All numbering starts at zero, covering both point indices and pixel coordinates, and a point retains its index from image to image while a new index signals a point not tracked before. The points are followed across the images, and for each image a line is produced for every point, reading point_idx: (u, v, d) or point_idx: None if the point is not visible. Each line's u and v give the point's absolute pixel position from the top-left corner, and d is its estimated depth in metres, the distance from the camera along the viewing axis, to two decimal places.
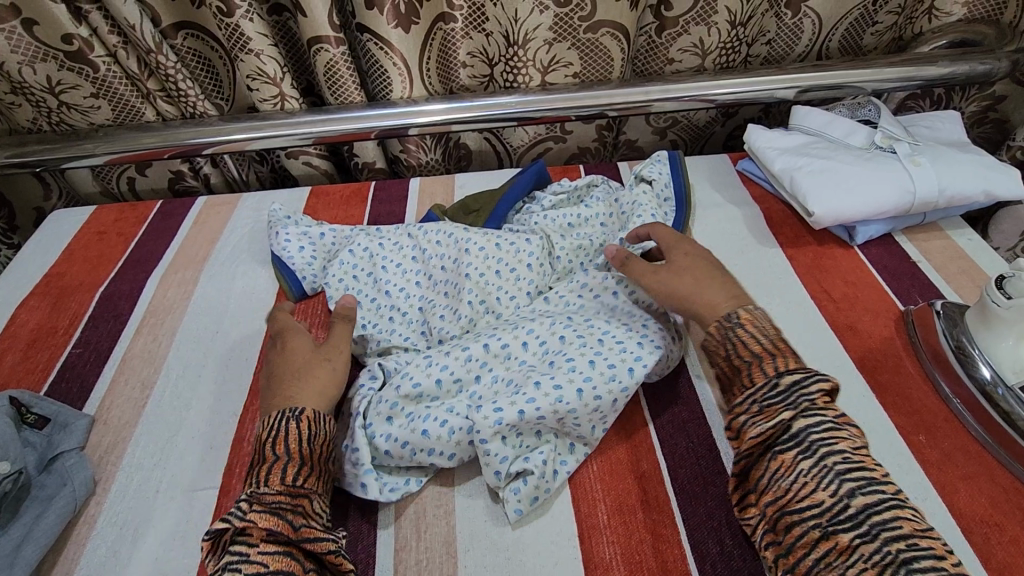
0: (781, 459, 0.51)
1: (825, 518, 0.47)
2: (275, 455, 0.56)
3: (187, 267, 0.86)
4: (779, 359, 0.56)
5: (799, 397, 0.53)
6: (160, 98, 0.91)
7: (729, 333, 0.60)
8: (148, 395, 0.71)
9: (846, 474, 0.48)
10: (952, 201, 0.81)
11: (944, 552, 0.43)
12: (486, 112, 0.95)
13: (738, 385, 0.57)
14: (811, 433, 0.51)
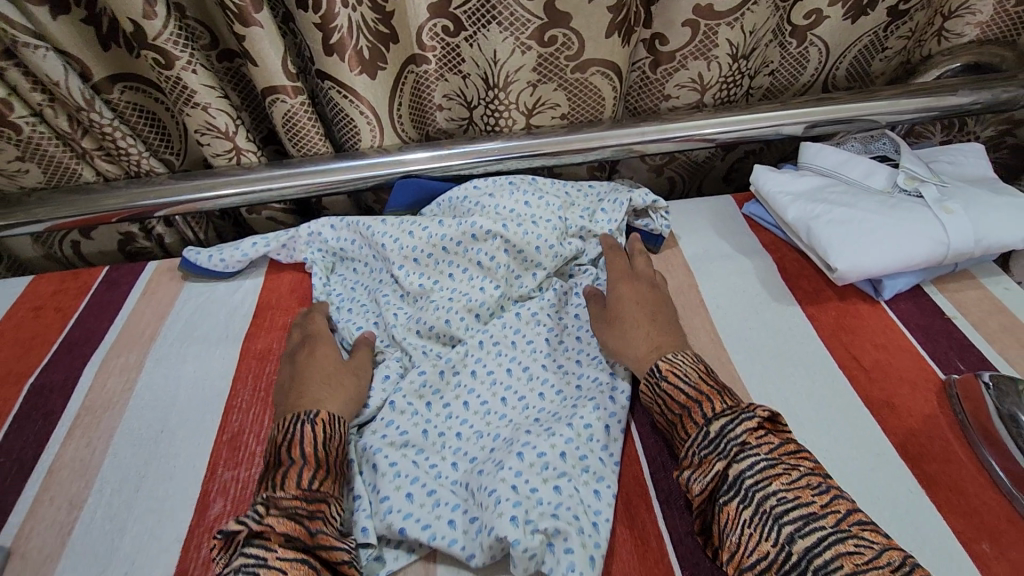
0: (728, 514, 0.52)
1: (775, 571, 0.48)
2: (292, 459, 0.57)
3: (132, 348, 0.76)
4: (706, 406, 0.57)
5: (729, 444, 0.54)
6: (98, 158, 0.81)
7: (658, 390, 0.62)
8: (77, 517, 0.60)
9: (784, 517, 0.49)
10: (988, 250, 0.72)
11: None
12: (466, 160, 0.85)
13: (679, 435, 0.59)
14: (748, 480, 0.52)
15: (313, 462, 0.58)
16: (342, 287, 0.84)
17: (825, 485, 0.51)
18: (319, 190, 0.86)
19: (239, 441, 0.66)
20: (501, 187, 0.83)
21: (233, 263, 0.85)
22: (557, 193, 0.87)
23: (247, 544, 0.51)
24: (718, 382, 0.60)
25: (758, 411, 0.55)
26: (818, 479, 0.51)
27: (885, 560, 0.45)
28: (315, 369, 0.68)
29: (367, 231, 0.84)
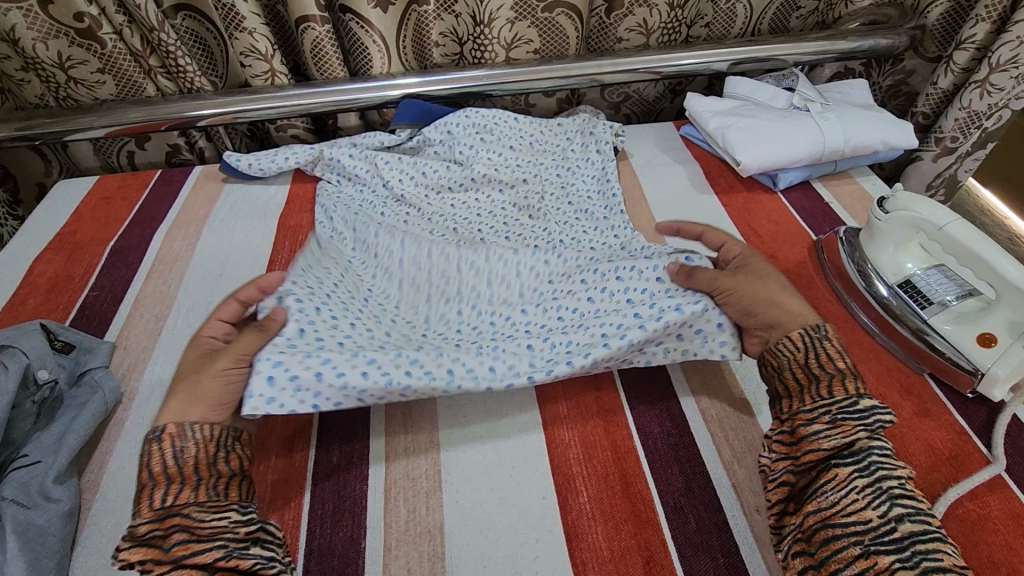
0: (837, 474, 0.52)
1: (867, 538, 0.48)
2: (144, 483, 0.53)
3: (190, 223, 0.96)
4: (857, 385, 0.58)
5: (874, 422, 0.55)
6: (160, 74, 1.01)
7: (815, 344, 0.61)
8: (162, 326, 0.79)
9: (899, 499, 0.50)
10: (856, 151, 0.94)
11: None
12: (456, 84, 1.06)
13: (810, 395, 0.59)
14: (875, 457, 0.53)
15: (162, 477, 0.53)
16: (347, 192, 0.96)
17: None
18: (334, 107, 1.06)
19: None
20: (478, 124, 1.03)
21: (270, 171, 1.02)
22: (536, 136, 1.05)
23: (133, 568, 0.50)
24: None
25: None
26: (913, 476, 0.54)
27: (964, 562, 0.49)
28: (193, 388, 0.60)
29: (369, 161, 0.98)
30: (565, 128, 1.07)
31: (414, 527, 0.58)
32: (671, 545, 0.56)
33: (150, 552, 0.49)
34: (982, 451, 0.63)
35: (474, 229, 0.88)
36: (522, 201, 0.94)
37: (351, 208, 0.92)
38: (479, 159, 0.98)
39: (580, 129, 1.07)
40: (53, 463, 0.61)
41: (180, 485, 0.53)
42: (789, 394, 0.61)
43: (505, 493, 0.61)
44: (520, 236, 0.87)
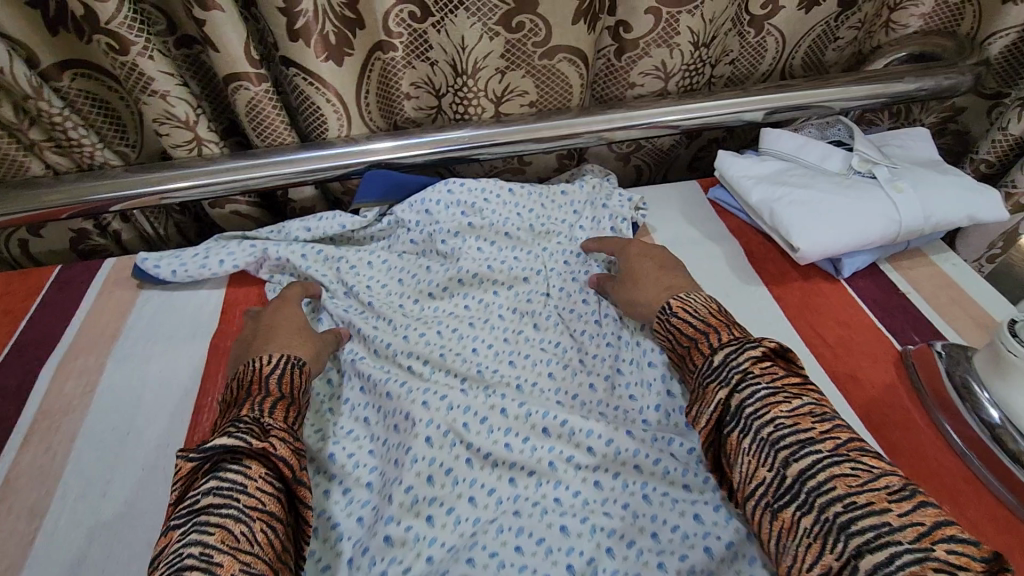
0: (733, 445, 0.53)
1: (772, 497, 0.49)
2: (281, 393, 0.58)
3: (90, 350, 0.73)
4: (715, 337, 0.60)
5: (731, 372, 0.56)
6: (48, 149, 0.77)
7: (669, 324, 0.65)
8: (37, 529, 0.58)
9: (781, 443, 0.50)
10: (937, 228, 0.76)
11: (888, 505, 0.43)
12: (436, 148, 0.85)
13: (689, 369, 0.62)
14: (748, 409, 0.53)
15: (288, 397, 0.59)
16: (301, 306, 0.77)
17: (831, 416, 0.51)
18: (284, 181, 0.84)
19: None
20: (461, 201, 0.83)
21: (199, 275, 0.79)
22: (536, 205, 0.86)
23: (222, 466, 0.50)
24: (727, 317, 0.63)
25: (762, 342, 0.57)
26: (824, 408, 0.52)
27: (881, 484, 0.45)
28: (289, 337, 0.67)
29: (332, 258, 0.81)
30: (569, 194, 0.88)
31: None
32: None
33: (282, 456, 0.52)
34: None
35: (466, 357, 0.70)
36: (524, 305, 0.76)
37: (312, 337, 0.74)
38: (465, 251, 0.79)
39: (591, 198, 0.88)
40: None
41: (297, 414, 0.59)
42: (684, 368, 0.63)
43: None
44: (526, 365, 0.70)
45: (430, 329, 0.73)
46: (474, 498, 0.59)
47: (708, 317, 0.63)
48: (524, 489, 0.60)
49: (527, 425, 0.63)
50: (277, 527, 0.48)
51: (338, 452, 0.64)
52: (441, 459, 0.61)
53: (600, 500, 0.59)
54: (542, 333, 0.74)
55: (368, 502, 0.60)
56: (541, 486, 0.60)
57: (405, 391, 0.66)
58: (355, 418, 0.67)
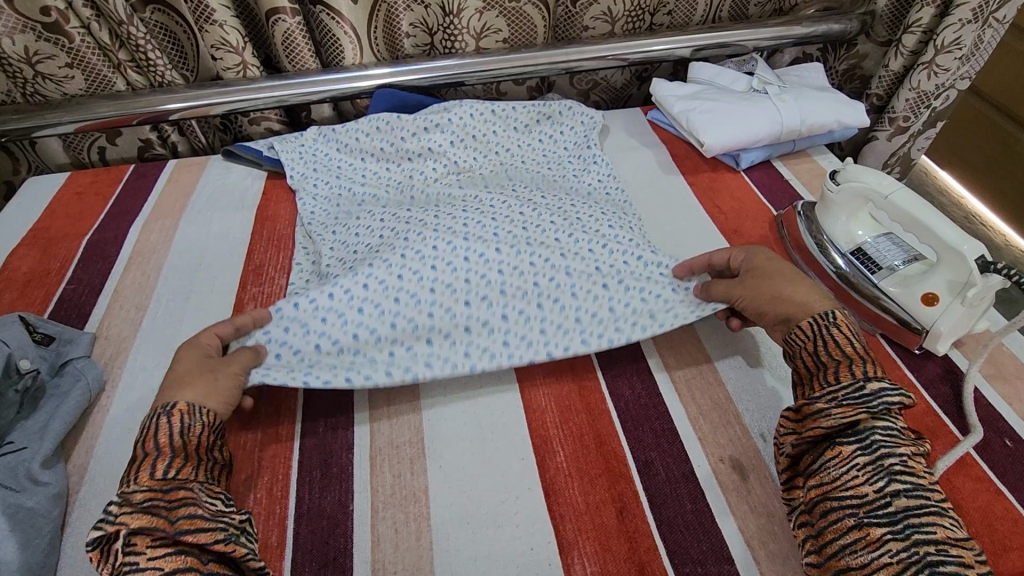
0: (837, 453, 0.54)
1: (864, 510, 0.50)
2: (173, 451, 0.55)
3: (166, 215, 0.96)
4: (868, 367, 0.58)
5: (882, 404, 0.55)
6: (130, 68, 1.01)
7: (823, 331, 0.61)
8: (143, 316, 0.80)
9: (898, 475, 0.51)
10: (813, 129, 0.99)
11: (972, 563, 0.47)
12: (428, 73, 1.08)
13: (819, 380, 0.59)
14: (880, 437, 0.53)
15: (227, 462, 0.60)
16: (324, 193, 0.97)
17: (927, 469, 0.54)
18: (307, 99, 1.06)
19: (261, 269, 0.87)
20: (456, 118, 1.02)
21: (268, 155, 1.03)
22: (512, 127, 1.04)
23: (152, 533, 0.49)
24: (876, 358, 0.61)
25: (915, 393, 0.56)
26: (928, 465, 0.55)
27: (970, 544, 0.49)
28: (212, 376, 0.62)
29: (349, 162, 1.01)
30: (548, 105, 1.07)
31: (399, 490, 0.61)
32: (642, 495, 0.60)
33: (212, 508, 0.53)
34: (952, 428, 0.64)
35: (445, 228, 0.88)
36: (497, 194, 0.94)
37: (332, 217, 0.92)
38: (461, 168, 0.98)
39: (568, 107, 1.07)
40: (40, 448, 0.62)
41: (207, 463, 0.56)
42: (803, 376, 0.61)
43: (485, 456, 0.64)
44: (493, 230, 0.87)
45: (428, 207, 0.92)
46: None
47: (862, 346, 0.60)
48: (514, 302, 0.75)
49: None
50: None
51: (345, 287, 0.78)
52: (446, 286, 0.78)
53: (537, 306, 0.73)
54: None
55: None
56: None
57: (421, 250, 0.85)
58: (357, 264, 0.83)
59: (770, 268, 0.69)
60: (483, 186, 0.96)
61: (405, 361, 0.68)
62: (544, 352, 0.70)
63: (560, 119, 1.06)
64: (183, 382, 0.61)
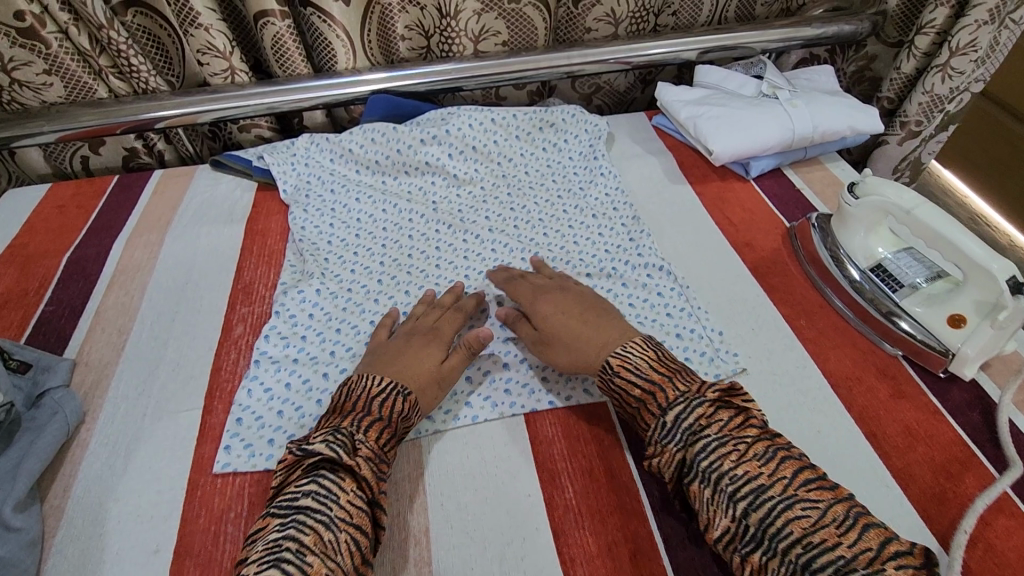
0: (693, 493, 0.55)
1: (739, 542, 0.51)
2: (381, 414, 0.59)
3: (151, 230, 0.91)
4: (659, 397, 0.58)
5: (683, 434, 0.56)
6: (112, 75, 0.96)
7: (611, 384, 0.62)
8: (126, 340, 0.76)
9: (737, 494, 0.52)
10: (825, 136, 0.95)
11: (840, 539, 0.48)
12: (425, 78, 1.03)
13: (644, 419, 0.60)
14: (703, 462, 0.54)
15: (387, 420, 0.59)
16: (316, 206, 0.93)
17: (772, 450, 0.54)
18: (300, 105, 1.02)
19: (251, 288, 0.82)
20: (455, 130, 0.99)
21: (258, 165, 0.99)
22: (513, 146, 1.00)
23: (319, 471, 0.54)
24: (671, 367, 0.61)
25: (708, 395, 0.58)
26: (773, 449, 0.54)
27: (830, 518, 0.49)
28: (419, 357, 0.66)
29: (345, 181, 0.96)
30: (549, 112, 1.03)
31: (398, 532, 0.57)
32: (657, 535, 0.57)
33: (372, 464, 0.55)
34: (987, 466, 0.61)
35: (443, 252, 0.86)
36: (496, 213, 0.92)
37: (324, 232, 0.88)
38: (461, 195, 0.95)
39: (566, 110, 1.03)
40: (12, 490, 0.58)
41: (393, 437, 0.59)
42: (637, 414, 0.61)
43: (489, 493, 0.60)
44: (494, 255, 0.85)
45: (427, 228, 0.89)
46: (471, 352, 0.72)
47: (649, 373, 0.60)
48: (516, 341, 0.73)
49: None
50: (360, 541, 0.51)
51: (342, 327, 0.76)
52: (446, 319, 0.76)
53: (539, 346, 0.73)
54: (526, 246, 0.86)
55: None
56: (529, 345, 0.73)
57: (421, 276, 0.82)
58: (355, 291, 0.80)
59: (553, 327, 0.69)
60: (483, 204, 0.93)
61: None
62: (545, 402, 0.67)
63: (556, 121, 1.02)
64: (391, 367, 0.64)
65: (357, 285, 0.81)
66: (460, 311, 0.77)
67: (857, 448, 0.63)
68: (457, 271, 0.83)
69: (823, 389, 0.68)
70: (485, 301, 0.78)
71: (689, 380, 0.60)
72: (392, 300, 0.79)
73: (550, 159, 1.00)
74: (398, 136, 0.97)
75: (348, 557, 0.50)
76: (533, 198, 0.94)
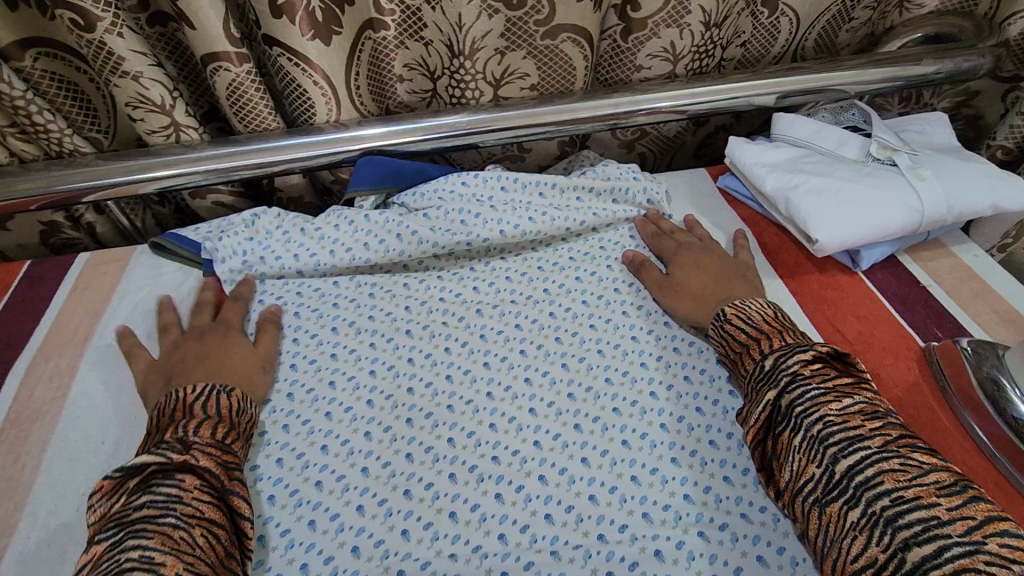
0: (783, 442, 0.49)
1: (821, 493, 0.45)
2: (206, 414, 0.53)
3: (63, 351, 0.67)
4: (767, 343, 0.56)
5: (785, 373, 0.51)
6: (12, 136, 0.72)
7: (721, 330, 0.61)
8: (5, 547, 0.53)
9: (830, 440, 0.46)
10: (960, 218, 0.73)
11: (937, 500, 0.40)
12: (433, 134, 0.80)
13: (745, 365, 0.57)
14: (798, 409, 0.49)
15: (217, 418, 0.54)
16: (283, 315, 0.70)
17: (882, 414, 0.48)
18: (268, 171, 0.78)
19: None
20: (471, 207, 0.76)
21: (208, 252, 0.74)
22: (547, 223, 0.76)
23: (153, 481, 0.47)
24: (785, 325, 0.58)
25: (818, 346, 0.52)
26: (875, 407, 0.48)
27: (931, 480, 0.42)
28: (228, 353, 0.62)
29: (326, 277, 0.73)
30: (588, 178, 0.81)
31: None
32: None
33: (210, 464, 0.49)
34: None
35: (458, 386, 0.64)
36: (528, 324, 0.70)
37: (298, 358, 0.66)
38: (481, 296, 0.73)
39: (612, 177, 0.81)
40: None
41: (231, 433, 0.54)
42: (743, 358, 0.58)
43: None
44: (529, 393, 0.63)
45: (437, 348, 0.67)
46: (508, 573, 0.51)
47: (771, 319, 0.58)
48: (569, 549, 0.53)
49: (571, 492, 0.56)
50: (220, 533, 0.46)
51: (319, 518, 0.55)
52: (468, 505, 0.55)
53: (603, 556, 0.52)
54: (572, 377, 0.65)
55: (359, 572, 0.52)
56: (591, 559, 0.52)
57: (430, 427, 0.61)
58: (339, 454, 0.59)
59: (684, 280, 0.69)
60: (509, 309, 0.71)
61: None
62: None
63: (602, 193, 0.81)
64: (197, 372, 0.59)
65: (343, 444, 0.59)
66: (487, 490, 0.56)
67: None
68: (480, 419, 0.61)
69: None
70: (522, 475, 0.57)
71: (800, 338, 0.57)
72: (390, 469, 0.58)
73: (594, 245, 0.78)
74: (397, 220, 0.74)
75: (209, 553, 0.44)
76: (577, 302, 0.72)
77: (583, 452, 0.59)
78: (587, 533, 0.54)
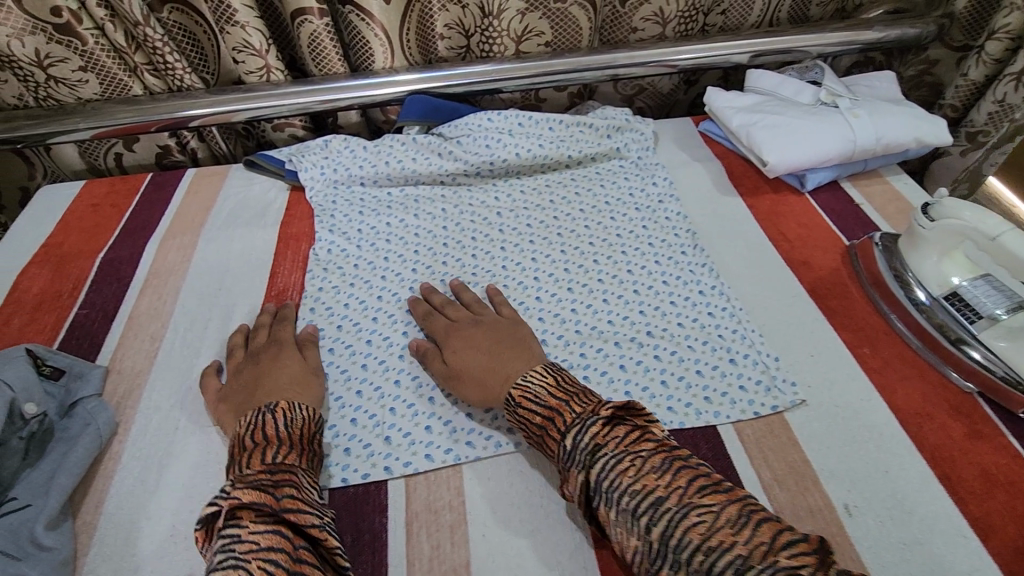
0: (603, 517, 0.50)
1: (648, 561, 0.46)
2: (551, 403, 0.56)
3: (185, 232, 0.90)
4: (558, 422, 0.54)
5: (581, 455, 0.51)
6: (146, 72, 0.94)
7: (515, 414, 0.58)
8: (158, 346, 0.74)
9: (640, 509, 0.47)
10: (888, 148, 0.90)
11: (734, 538, 0.44)
12: (466, 80, 1.00)
13: (550, 440, 0.55)
14: (603, 483, 0.49)
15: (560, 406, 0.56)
16: (348, 211, 0.91)
17: (667, 460, 0.49)
18: (334, 105, 0.99)
19: (285, 295, 0.80)
20: (494, 138, 0.96)
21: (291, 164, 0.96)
22: (555, 150, 0.96)
23: (221, 528, 0.47)
24: (571, 389, 0.57)
25: (602, 412, 0.53)
26: (660, 457, 0.50)
27: (725, 519, 0.45)
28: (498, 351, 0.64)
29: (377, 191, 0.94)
30: (589, 119, 1.00)
31: (438, 565, 0.55)
32: None
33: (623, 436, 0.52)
34: None
35: (480, 260, 0.83)
36: (537, 222, 0.89)
37: (358, 240, 0.87)
38: (501, 204, 0.93)
39: (610, 119, 1.01)
40: (45, 506, 0.56)
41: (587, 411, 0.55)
42: (546, 425, 0.56)
43: (535, 526, 0.58)
44: (534, 267, 0.82)
45: (465, 236, 0.87)
46: None
47: (551, 393, 0.57)
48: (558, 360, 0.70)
49: (562, 327, 0.74)
50: (279, 559, 0.45)
51: (375, 339, 0.74)
52: None
53: (583, 365, 0.70)
54: (568, 257, 0.83)
55: (403, 369, 0.71)
56: (573, 366, 0.70)
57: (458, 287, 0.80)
58: (389, 301, 0.79)
59: (462, 360, 0.65)
60: (523, 212, 0.91)
61: (440, 439, 0.64)
62: None
63: (601, 130, 0.99)
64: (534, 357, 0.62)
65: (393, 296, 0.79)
66: None
67: (929, 494, 0.58)
68: (496, 281, 0.80)
69: (891, 425, 0.64)
70: (526, 315, 0.76)
71: (589, 399, 0.56)
72: None
73: (593, 172, 0.97)
74: (435, 146, 0.96)
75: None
76: (577, 209, 0.91)
77: (572, 302, 0.77)
78: (574, 351, 0.71)
